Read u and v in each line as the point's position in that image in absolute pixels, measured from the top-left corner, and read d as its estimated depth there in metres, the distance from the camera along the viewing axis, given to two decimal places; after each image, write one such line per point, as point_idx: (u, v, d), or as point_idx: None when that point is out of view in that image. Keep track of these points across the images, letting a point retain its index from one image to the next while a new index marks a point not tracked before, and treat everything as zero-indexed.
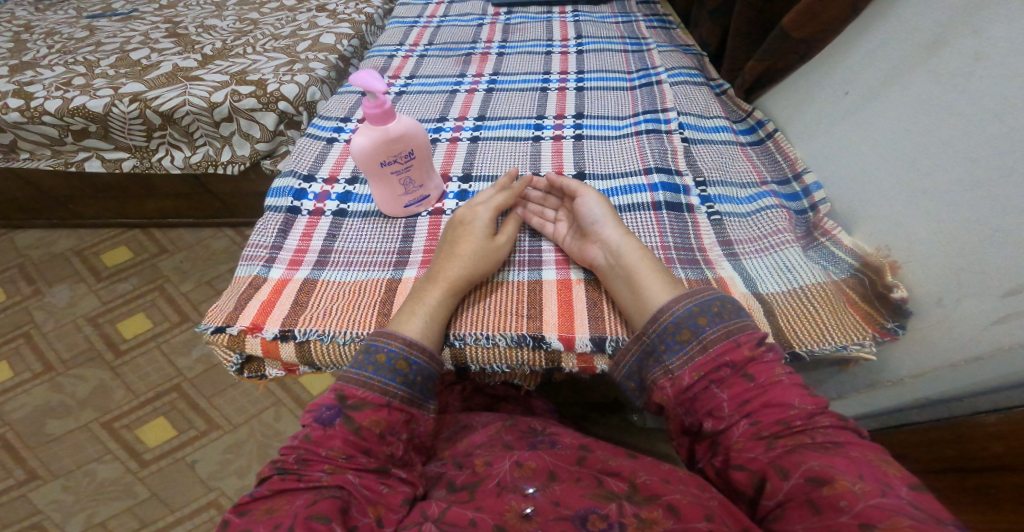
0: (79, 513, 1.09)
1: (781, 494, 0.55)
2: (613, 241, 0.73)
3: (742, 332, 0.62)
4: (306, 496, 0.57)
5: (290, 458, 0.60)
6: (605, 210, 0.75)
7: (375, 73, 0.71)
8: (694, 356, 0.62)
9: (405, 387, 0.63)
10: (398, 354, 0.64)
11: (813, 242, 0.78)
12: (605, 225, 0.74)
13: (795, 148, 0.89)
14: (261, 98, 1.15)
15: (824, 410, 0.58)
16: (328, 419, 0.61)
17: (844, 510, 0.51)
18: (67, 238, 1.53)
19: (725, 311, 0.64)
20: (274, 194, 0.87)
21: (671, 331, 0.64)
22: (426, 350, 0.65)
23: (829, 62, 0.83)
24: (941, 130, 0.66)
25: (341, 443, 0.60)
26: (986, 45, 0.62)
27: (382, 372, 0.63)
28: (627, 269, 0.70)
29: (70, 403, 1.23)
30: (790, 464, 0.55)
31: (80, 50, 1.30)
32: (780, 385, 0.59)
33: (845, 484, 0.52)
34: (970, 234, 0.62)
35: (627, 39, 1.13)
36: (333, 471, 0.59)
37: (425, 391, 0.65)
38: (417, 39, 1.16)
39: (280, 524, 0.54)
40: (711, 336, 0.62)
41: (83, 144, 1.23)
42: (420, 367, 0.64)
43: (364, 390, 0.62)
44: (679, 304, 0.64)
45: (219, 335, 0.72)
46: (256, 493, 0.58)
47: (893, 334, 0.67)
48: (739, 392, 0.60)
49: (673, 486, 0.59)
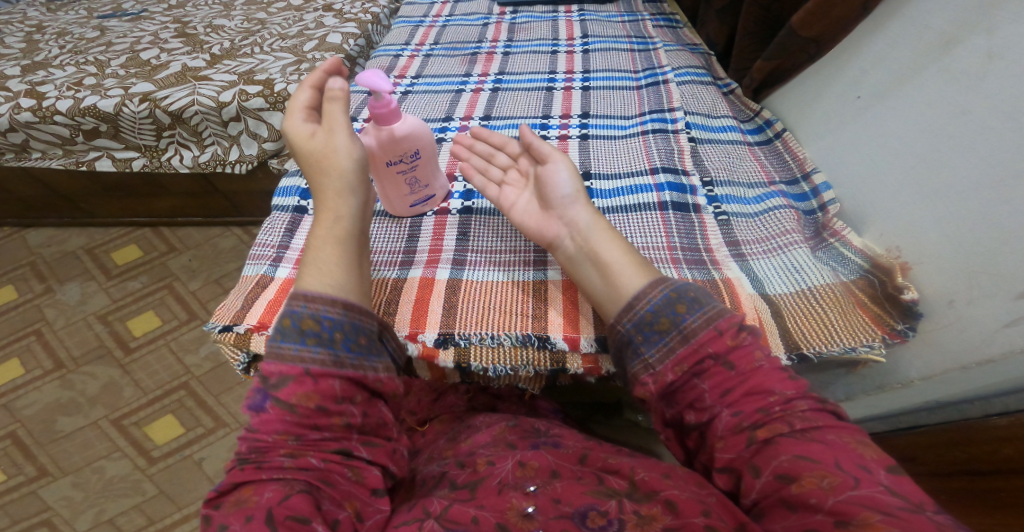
0: (89, 509, 1.10)
1: (755, 493, 0.55)
2: (581, 220, 0.71)
3: (721, 320, 0.61)
4: (275, 487, 0.56)
5: (245, 446, 0.59)
6: (574, 184, 0.73)
7: (381, 72, 0.70)
8: (674, 348, 0.61)
9: (321, 348, 0.61)
10: (302, 314, 0.62)
11: (822, 242, 0.77)
12: (574, 202, 0.72)
13: (804, 148, 0.88)
14: (269, 98, 1.15)
15: (803, 394, 0.58)
16: (256, 404, 0.59)
17: (816, 510, 0.51)
18: (78, 237, 1.54)
19: (699, 300, 0.62)
20: (281, 194, 0.88)
21: (649, 321, 0.62)
22: (340, 303, 0.63)
23: (838, 62, 0.82)
24: (952, 130, 0.65)
25: (282, 423, 0.58)
26: (998, 44, 0.61)
27: (290, 340, 0.60)
28: (597, 252, 0.68)
29: (80, 401, 1.24)
30: (764, 463, 0.55)
31: (90, 50, 1.31)
32: (760, 371, 0.59)
33: (813, 482, 0.52)
34: (983, 236, 0.61)
35: (633, 38, 1.12)
36: (293, 455, 0.58)
37: (353, 346, 0.63)
38: (422, 39, 1.16)
39: (253, 518, 0.54)
40: (693, 324, 0.61)
41: (94, 143, 1.24)
42: (335, 322, 0.62)
43: (278, 362, 0.59)
44: (656, 292, 0.63)
45: (226, 333, 0.72)
46: (221, 487, 0.58)
47: (903, 336, 0.66)
48: (719, 381, 0.59)
49: (673, 481, 0.58)
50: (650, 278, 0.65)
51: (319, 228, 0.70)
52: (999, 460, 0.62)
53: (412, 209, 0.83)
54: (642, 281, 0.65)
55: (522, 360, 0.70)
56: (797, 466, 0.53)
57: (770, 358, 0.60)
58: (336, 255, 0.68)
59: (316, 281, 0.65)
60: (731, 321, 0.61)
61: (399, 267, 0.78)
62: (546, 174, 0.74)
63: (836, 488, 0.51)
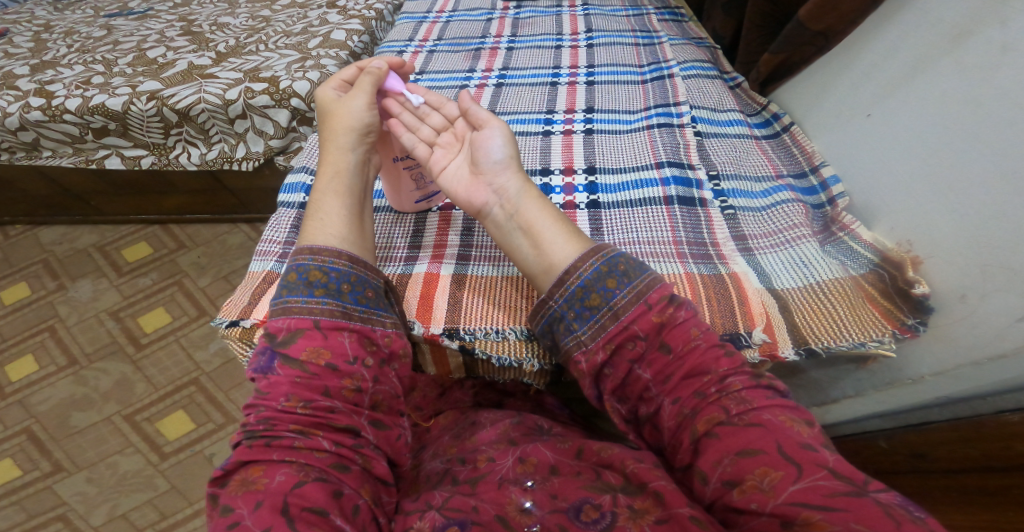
0: (103, 505, 1.12)
1: (707, 498, 0.54)
2: (511, 188, 0.69)
3: (652, 292, 0.61)
4: (286, 471, 0.56)
5: (253, 422, 0.59)
6: (506, 152, 0.71)
7: (396, 75, 0.78)
8: (605, 325, 0.61)
9: (328, 298, 0.64)
10: (309, 267, 0.65)
11: (831, 236, 0.77)
12: (505, 169, 0.71)
13: (812, 142, 0.87)
14: (274, 95, 1.15)
15: (737, 370, 0.58)
16: (265, 365, 0.61)
17: (760, 513, 0.50)
18: (89, 234, 1.56)
19: (630, 273, 0.62)
20: (287, 190, 0.88)
21: (580, 297, 0.62)
22: (341, 255, 0.67)
23: (846, 55, 0.81)
24: (965, 123, 0.64)
25: (292, 386, 0.60)
26: (1012, 36, 0.60)
27: (297, 292, 0.64)
28: (527, 221, 0.67)
29: (93, 396, 1.26)
30: (708, 467, 0.54)
31: (98, 49, 1.32)
32: (696, 351, 0.58)
33: (754, 485, 0.51)
34: (998, 229, 0.60)
35: (638, 32, 1.11)
36: (303, 433, 0.58)
37: (360, 299, 0.65)
38: (426, 35, 1.16)
39: (263, 503, 0.53)
40: (623, 301, 0.61)
41: (103, 142, 1.25)
42: (339, 273, 0.65)
43: (286, 318, 0.62)
44: (588, 264, 0.63)
45: (233, 328, 0.73)
46: (228, 466, 0.57)
47: (914, 330, 0.65)
48: (660, 368, 0.59)
49: (662, 472, 0.57)
50: (584, 249, 0.64)
51: (321, 183, 0.73)
52: (1014, 457, 0.60)
53: (418, 205, 0.84)
54: (574, 253, 0.64)
55: (528, 354, 0.69)
56: (741, 468, 0.52)
57: (705, 335, 0.59)
58: (334, 211, 0.70)
59: (319, 235, 0.68)
60: (663, 293, 0.61)
61: (405, 262, 0.78)
62: (478, 139, 0.72)
63: (782, 484, 0.50)
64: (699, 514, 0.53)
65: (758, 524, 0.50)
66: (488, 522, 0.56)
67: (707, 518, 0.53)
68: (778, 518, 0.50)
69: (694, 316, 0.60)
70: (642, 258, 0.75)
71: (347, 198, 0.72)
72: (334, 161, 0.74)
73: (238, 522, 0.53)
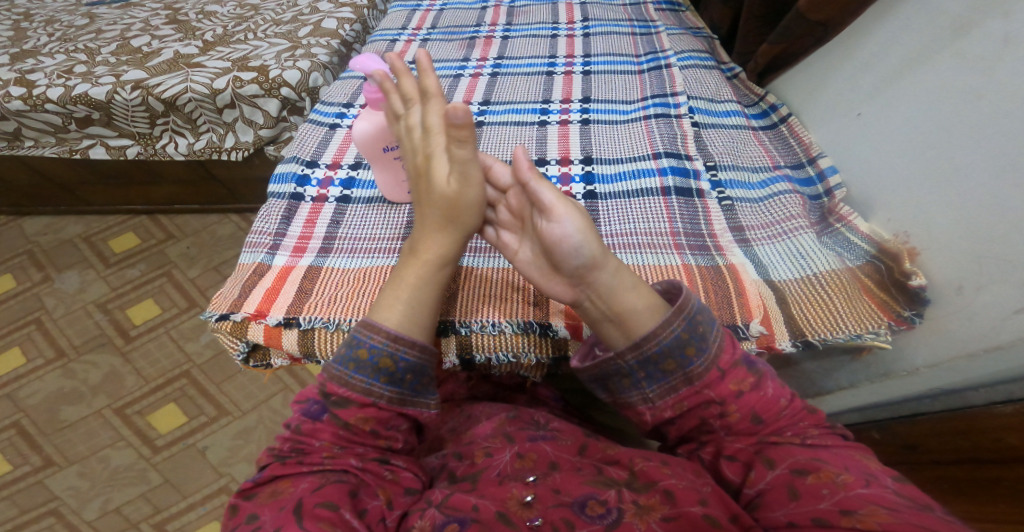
0: (95, 499, 1.11)
1: (762, 484, 0.55)
2: (601, 282, 0.60)
3: (724, 354, 0.59)
4: (312, 480, 0.57)
5: (286, 447, 0.60)
6: (590, 242, 0.60)
7: (375, 56, 0.69)
8: (677, 386, 0.59)
9: (393, 386, 0.60)
10: (381, 351, 0.60)
11: (828, 227, 0.77)
12: (590, 265, 0.60)
13: (810, 132, 0.87)
14: (263, 85, 1.13)
15: (819, 423, 0.58)
16: (315, 413, 0.60)
17: (823, 499, 0.51)
18: (75, 225, 1.53)
19: (704, 333, 0.59)
20: (277, 180, 0.86)
21: (654, 361, 0.59)
22: (415, 344, 0.61)
23: (845, 46, 0.80)
24: (965, 114, 0.63)
25: (332, 436, 0.59)
26: (1015, 27, 0.59)
27: (364, 372, 0.60)
28: (617, 314, 0.60)
29: (82, 390, 1.24)
30: (777, 456, 0.55)
31: (80, 38, 1.28)
32: (783, 418, 0.58)
33: (829, 475, 0.52)
34: (996, 221, 0.60)
35: (635, 21, 1.10)
36: (333, 457, 0.58)
37: (418, 387, 0.62)
38: (419, 23, 1.14)
39: (284, 507, 0.54)
40: (699, 368, 0.58)
41: (87, 131, 1.22)
42: (409, 363, 0.61)
43: (347, 388, 0.59)
44: (680, 319, 0.58)
45: (223, 322, 0.72)
46: (260, 478, 0.58)
47: (910, 322, 0.66)
48: (747, 433, 0.57)
49: (669, 469, 0.58)
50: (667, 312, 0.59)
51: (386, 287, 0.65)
52: (1003, 448, 0.62)
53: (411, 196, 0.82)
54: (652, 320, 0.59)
55: (524, 348, 0.69)
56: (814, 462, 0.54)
57: (792, 404, 0.58)
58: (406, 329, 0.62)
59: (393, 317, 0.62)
60: (734, 357, 0.59)
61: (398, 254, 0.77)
62: (546, 233, 0.61)
63: (854, 484, 0.52)
64: (712, 514, 0.54)
65: (815, 511, 0.51)
66: (488, 520, 0.56)
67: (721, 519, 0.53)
68: (838, 507, 0.50)
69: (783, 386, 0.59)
70: (639, 250, 0.74)
71: (438, 266, 0.65)
72: (422, 218, 0.67)
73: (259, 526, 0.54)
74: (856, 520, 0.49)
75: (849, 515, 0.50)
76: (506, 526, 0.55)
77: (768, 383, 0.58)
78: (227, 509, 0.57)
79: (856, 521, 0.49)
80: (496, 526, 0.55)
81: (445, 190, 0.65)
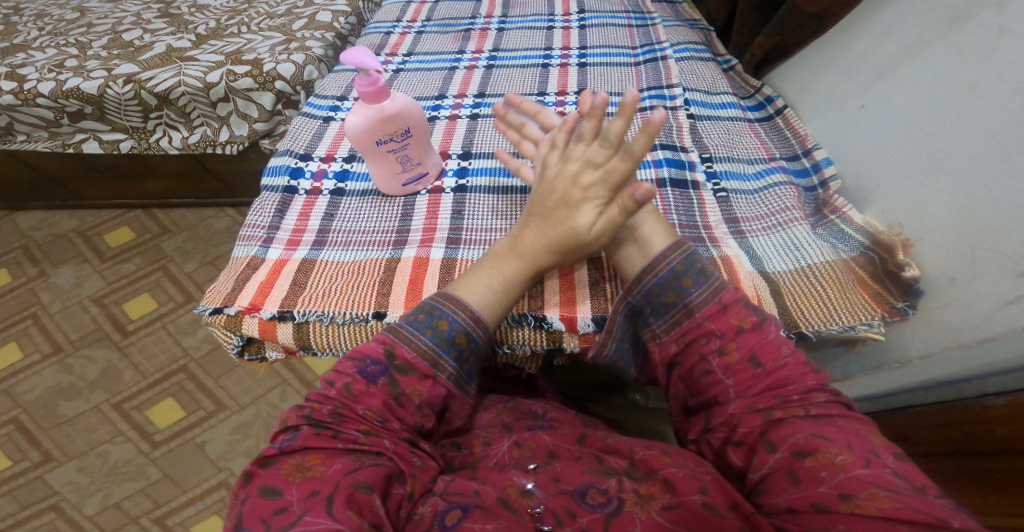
0: (95, 494, 1.11)
1: (766, 468, 0.54)
2: None
3: (725, 292, 0.61)
4: (343, 460, 0.55)
5: (324, 409, 0.58)
6: (627, 166, 0.69)
7: (366, 49, 0.69)
8: (680, 320, 0.61)
9: (457, 364, 0.62)
10: (461, 327, 0.62)
11: (822, 219, 0.77)
12: (623, 185, 0.69)
13: (804, 124, 0.87)
14: (257, 78, 1.12)
15: (823, 384, 0.57)
16: (372, 374, 0.59)
17: (819, 485, 0.50)
18: (69, 219, 1.52)
19: (705, 271, 0.62)
20: (270, 173, 0.85)
21: (655, 294, 0.62)
22: (488, 329, 0.64)
23: (841, 38, 0.80)
24: (959, 105, 0.63)
25: (381, 402, 0.59)
26: (1010, 19, 0.59)
27: (438, 342, 0.61)
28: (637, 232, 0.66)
29: (80, 384, 1.24)
30: (777, 437, 0.54)
31: (71, 32, 1.27)
32: (786, 367, 0.58)
33: (827, 457, 0.51)
34: (988, 212, 0.60)
35: (632, 13, 1.09)
36: (368, 432, 0.57)
37: (471, 372, 0.63)
38: (415, 15, 1.13)
39: (317, 492, 0.52)
40: (698, 299, 0.61)
41: (79, 126, 1.22)
42: (477, 346, 0.63)
43: (415, 354, 0.60)
44: (677, 254, 0.63)
45: (218, 316, 0.72)
46: (288, 447, 0.56)
47: (903, 314, 0.67)
48: (745, 378, 0.58)
49: (671, 459, 0.58)
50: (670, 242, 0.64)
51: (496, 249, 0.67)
52: (995, 440, 0.62)
53: (406, 188, 0.82)
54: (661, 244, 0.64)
55: (518, 340, 0.70)
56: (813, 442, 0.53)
57: (794, 353, 0.59)
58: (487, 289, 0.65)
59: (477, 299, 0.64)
60: (736, 295, 0.61)
61: (394, 246, 0.77)
62: None
63: (853, 465, 0.51)
64: (712, 499, 0.53)
65: (815, 494, 0.50)
66: (491, 506, 0.55)
67: (723, 502, 0.53)
68: (837, 491, 0.50)
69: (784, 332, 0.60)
70: None
71: (529, 276, 0.66)
72: (537, 230, 0.66)
73: (286, 507, 0.52)
74: (855, 505, 0.48)
75: (846, 499, 0.49)
76: (509, 512, 0.55)
77: (771, 327, 0.60)
78: (244, 474, 0.56)
79: (854, 507, 0.48)
80: (497, 512, 0.55)
81: (580, 229, 0.64)
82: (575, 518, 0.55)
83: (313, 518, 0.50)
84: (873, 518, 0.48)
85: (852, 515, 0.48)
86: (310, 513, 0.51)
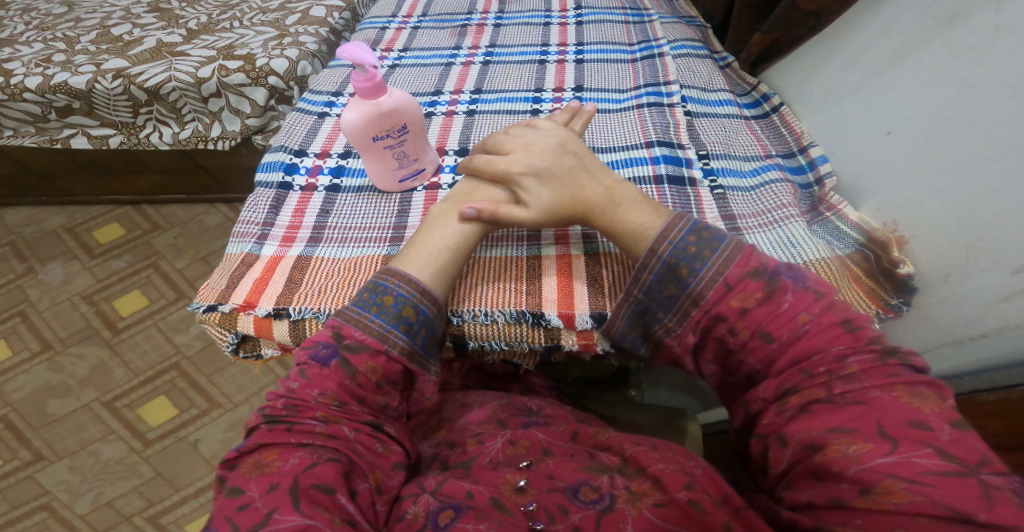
0: (86, 492, 1.10)
1: (784, 463, 0.54)
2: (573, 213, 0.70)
3: (731, 267, 0.59)
4: (300, 454, 0.54)
5: (278, 405, 0.58)
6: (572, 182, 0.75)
7: (364, 45, 0.69)
8: (687, 310, 0.61)
9: (408, 336, 0.61)
10: (406, 300, 0.62)
11: (819, 216, 0.77)
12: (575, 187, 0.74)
13: (802, 122, 0.88)
14: (250, 73, 1.11)
15: (855, 348, 0.55)
16: (325, 357, 0.59)
17: (840, 479, 0.50)
18: (57, 215, 1.51)
19: (701, 254, 0.60)
20: (265, 169, 0.84)
21: (659, 289, 0.62)
22: (437, 301, 0.64)
23: (839, 34, 0.80)
24: (955, 102, 0.64)
25: (336, 385, 0.58)
26: (1008, 17, 0.58)
27: (385, 317, 0.61)
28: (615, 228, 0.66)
29: (70, 383, 1.23)
30: (789, 431, 0.54)
31: (58, 27, 1.25)
32: (806, 336, 0.56)
33: (838, 450, 0.50)
34: (983, 210, 0.60)
35: (628, 9, 1.08)
36: (327, 419, 0.57)
37: (426, 348, 0.63)
38: (410, 10, 1.12)
39: (278, 487, 0.52)
40: (699, 288, 0.60)
41: (68, 121, 1.20)
42: (427, 319, 0.62)
43: (364, 332, 0.60)
44: (667, 244, 0.61)
45: (211, 313, 0.71)
46: (243, 448, 0.56)
47: (897, 310, 0.67)
48: (766, 355, 0.57)
49: (659, 455, 0.59)
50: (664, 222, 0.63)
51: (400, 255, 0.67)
52: None
53: (402, 184, 0.82)
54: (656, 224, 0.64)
55: (516, 337, 0.69)
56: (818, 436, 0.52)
57: (817, 319, 0.56)
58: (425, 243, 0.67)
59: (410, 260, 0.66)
60: (743, 270, 0.59)
61: (390, 243, 0.76)
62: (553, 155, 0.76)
63: (871, 454, 0.50)
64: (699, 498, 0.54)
65: (839, 490, 0.50)
66: (483, 506, 0.55)
67: (712, 504, 0.54)
68: (858, 485, 0.49)
69: (803, 299, 0.57)
70: None
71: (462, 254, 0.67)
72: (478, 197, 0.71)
73: (250, 503, 0.52)
74: (871, 501, 0.48)
75: (867, 494, 0.48)
76: (501, 512, 0.55)
77: (784, 297, 0.57)
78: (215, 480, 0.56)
79: (870, 503, 0.48)
80: (492, 513, 0.55)
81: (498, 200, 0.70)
82: (567, 515, 0.54)
83: (280, 516, 0.50)
84: (888, 513, 0.47)
85: (867, 511, 0.48)
86: (278, 511, 0.50)
